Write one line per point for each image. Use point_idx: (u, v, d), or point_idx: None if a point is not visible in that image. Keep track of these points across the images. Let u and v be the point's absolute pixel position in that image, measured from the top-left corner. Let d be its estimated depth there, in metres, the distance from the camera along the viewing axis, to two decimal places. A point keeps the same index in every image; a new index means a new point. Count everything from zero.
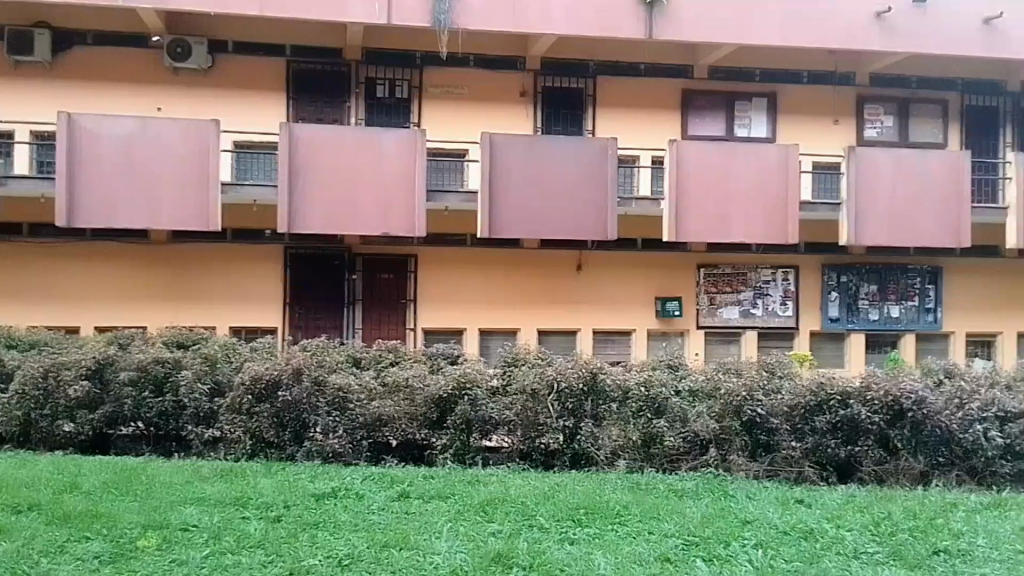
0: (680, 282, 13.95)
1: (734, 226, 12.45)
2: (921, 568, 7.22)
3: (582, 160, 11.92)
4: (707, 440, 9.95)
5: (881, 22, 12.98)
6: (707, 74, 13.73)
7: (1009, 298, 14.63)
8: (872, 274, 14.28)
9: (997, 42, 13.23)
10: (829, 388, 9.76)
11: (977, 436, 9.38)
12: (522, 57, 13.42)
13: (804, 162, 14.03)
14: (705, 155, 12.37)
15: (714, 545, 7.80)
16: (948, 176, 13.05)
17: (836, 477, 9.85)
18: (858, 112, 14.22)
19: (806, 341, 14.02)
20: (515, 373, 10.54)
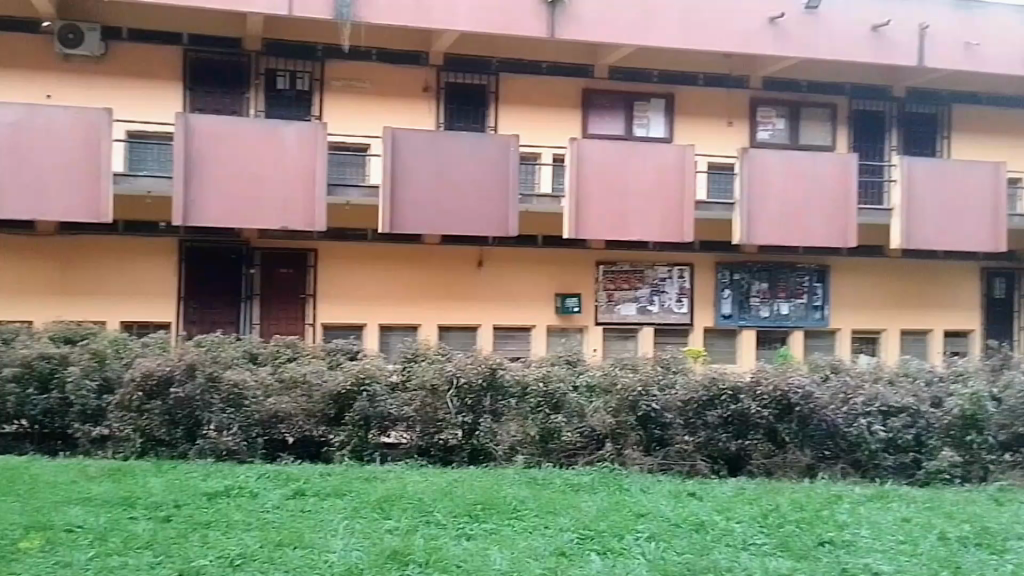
0: (579, 278, 13.98)
1: (634, 224, 12.60)
2: (806, 558, 7.39)
3: (483, 157, 11.97)
4: (603, 435, 10.03)
5: (773, 27, 13.35)
6: (606, 74, 13.85)
7: (894, 297, 15.13)
8: (764, 272, 14.58)
9: (884, 49, 13.73)
10: (721, 382, 9.86)
11: (861, 430, 9.46)
12: (424, 52, 13.34)
13: (700, 162, 14.27)
14: (605, 152, 12.48)
15: (608, 538, 7.88)
16: (842, 179, 13.37)
17: (726, 470, 9.95)
18: (752, 114, 14.53)
19: (700, 338, 14.21)
20: (415, 369, 10.44)
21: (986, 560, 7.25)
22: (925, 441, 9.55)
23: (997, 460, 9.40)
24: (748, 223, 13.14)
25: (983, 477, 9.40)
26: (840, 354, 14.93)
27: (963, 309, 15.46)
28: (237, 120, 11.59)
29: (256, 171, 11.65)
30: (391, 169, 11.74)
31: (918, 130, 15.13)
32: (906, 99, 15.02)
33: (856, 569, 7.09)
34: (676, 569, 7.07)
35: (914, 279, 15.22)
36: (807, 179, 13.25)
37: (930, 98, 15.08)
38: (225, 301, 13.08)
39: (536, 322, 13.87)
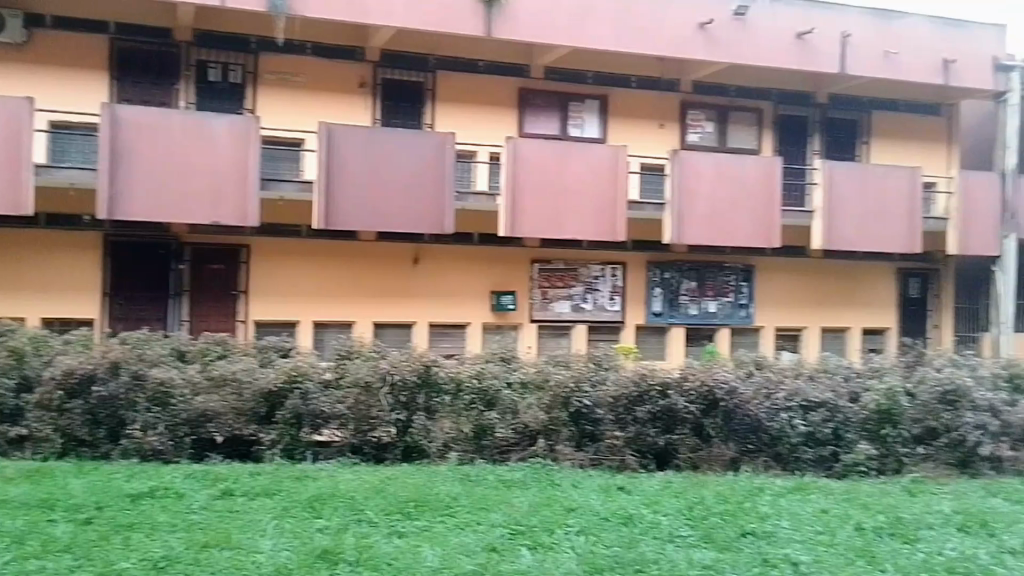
0: (513, 276, 14.12)
1: (568, 222, 12.77)
2: (728, 549, 7.64)
3: (417, 155, 12.02)
4: (536, 431, 10.15)
5: (703, 33, 13.72)
6: (542, 75, 14.00)
7: (815, 295, 15.73)
8: (693, 271, 14.95)
9: (808, 56, 14.24)
10: (650, 378, 10.09)
11: (782, 424, 9.73)
12: (360, 47, 13.28)
13: (633, 163, 14.53)
14: (540, 152, 12.63)
15: (539, 533, 7.99)
16: (769, 182, 13.82)
17: (655, 464, 10.17)
18: (682, 118, 14.88)
19: (632, 335, 14.52)
20: (348, 366, 10.39)
21: (898, 549, 7.59)
22: (843, 435, 9.79)
23: (911, 453, 9.64)
24: (679, 222, 13.45)
25: (898, 470, 9.66)
26: (764, 350, 15.44)
27: (881, 308, 16.17)
28: (167, 111, 11.42)
29: (185, 165, 11.52)
30: (325, 166, 11.70)
31: (839, 135, 15.78)
32: (828, 105, 15.61)
33: (776, 559, 7.35)
34: (603, 563, 7.22)
35: (833, 278, 15.85)
36: (736, 182, 13.64)
37: (851, 105, 15.72)
38: (152, 297, 12.77)
39: (471, 319, 13.94)
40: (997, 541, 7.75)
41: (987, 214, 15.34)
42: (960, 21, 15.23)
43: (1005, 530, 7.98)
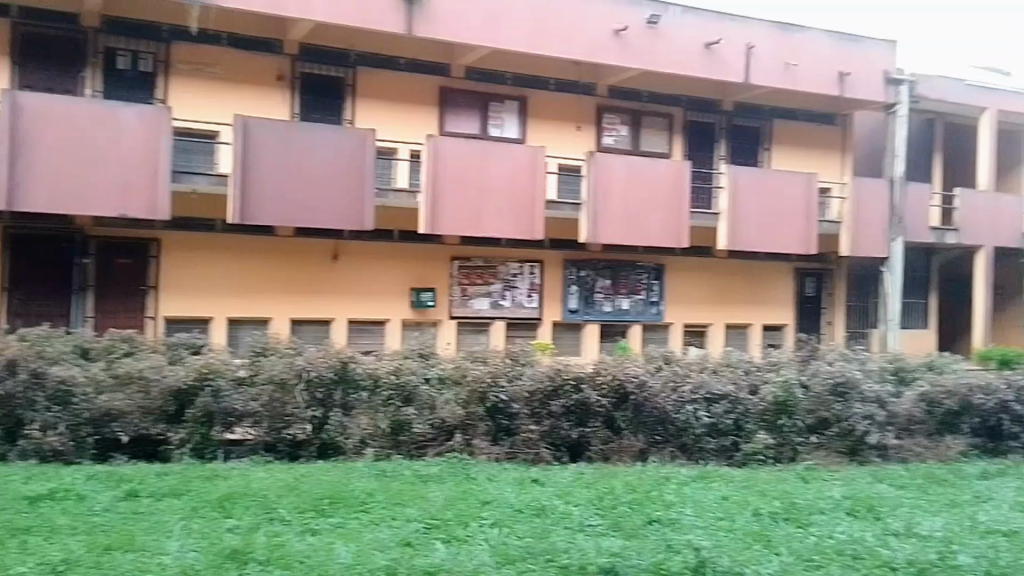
0: (432, 273, 14.19)
1: (487, 220, 12.97)
2: (634, 537, 7.96)
3: (336, 150, 11.96)
4: (452, 426, 10.29)
5: (618, 39, 14.17)
6: (463, 74, 14.15)
7: (720, 293, 16.46)
8: (607, 270, 15.40)
9: (716, 65, 14.89)
10: (564, 373, 10.37)
11: (687, 416, 10.20)
12: (278, 40, 13.10)
13: (550, 164, 14.84)
14: (459, 150, 12.75)
15: (453, 526, 8.11)
16: (680, 185, 14.41)
17: (568, 456, 10.48)
18: (598, 121, 15.29)
19: (548, 331, 14.87)
20: (262, 364, 10.26)
21: (793, 533, 8.07)
22: (744, 425, 10.31)
23: (806, 442, 10.24)
24: (595, 221, 13.82)
25: (794, 458, 10.24)
26: (672, 346, 16.05)
27: (783, 306, 17.08)
28: (74, 100, 11.11)
29: (94, 156, 11.21)
30: (242, 158, 11.53)
31: (744, 142, 16.59)
32: (734, 113, 16.38)
33: (680, 545, 7.67)
34: (515, 554, 7.41)
35: (736, 277, 16.61)
36: (650, 185, 14.16)
37: (755, 113, 16.52)
38: (54, 293, 12.26)
39: (389, 315, 13.96)
40: (881, 523, 8.34)
41: (876, 219, 16.53)
42: (856, 36, 16.19)
43: (889, 513, 8.59)
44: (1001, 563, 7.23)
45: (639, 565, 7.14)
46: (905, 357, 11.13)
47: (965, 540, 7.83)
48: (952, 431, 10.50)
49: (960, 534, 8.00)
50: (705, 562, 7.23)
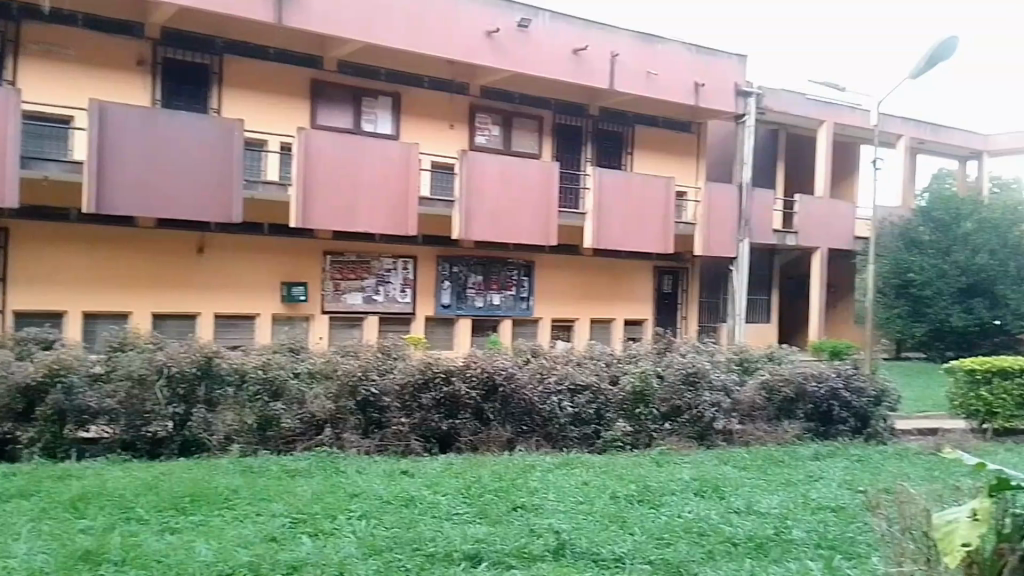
0: (303, 268, 14.17)
1: (358, 214, 13.14)
2: (498, 522, 8.26)
3: (200, 140, 12.05)
4: (322, 420, 10.42)
5: (491, 41, 14.67)
6: (334, 68, 14.17)
7: (587, 290, 17.39)
8: (479, 266, 15.88)
9: (583, 70, 15.68)
10: (435, 366, 10.66)
11: (552, 406, 10.71)
12: (140, 24, 12.63)
13: (423, 161, 15.09)
14: (330, 144, 12.80)
15: (320, 520, 8.09)
16: (549, 186, 15.24)
17: (438, 447, 10.77)
18: (470, 120, 15.70)
19: (421, 326, 15.16)
20: (120, 359, 10.07)
21: (646, 514, 8.63)
22: (604, 414, 10.93)
23: (660, 428, 10.97)
24: (467, 219, 14.32)
25: (649, 443, 10.93)
26: (540, 340, 16.82)
27: (644, 303, 18.33)
28: None
29: None
30: (98, 147, 11.38)
31: (609, 146, 17.45)
32: (600, 117, 17.21)
33: (541, 530, 8.02)
34: (382, 544, 7.46)
35: (601, 275, 17.60)
36: (522, 184, 14.79)
37: (619, 118, 17.42)
38: None
39: (259, 310, 13.87)
40: (725, 502, 9.06)
41: (726, 222, 17.99)
42: (710, 50, 17.51)
43: (732, 493, 9.35)
44: (828, 535, 8.01)
45: (503, 550, 7.42)
46: (748, 349, 12.11)
47: (798, 516, 8.63)
48: (789, 417, 11.41)
49: (794, 510, 8.81)
50: (565, 545, 7.60)
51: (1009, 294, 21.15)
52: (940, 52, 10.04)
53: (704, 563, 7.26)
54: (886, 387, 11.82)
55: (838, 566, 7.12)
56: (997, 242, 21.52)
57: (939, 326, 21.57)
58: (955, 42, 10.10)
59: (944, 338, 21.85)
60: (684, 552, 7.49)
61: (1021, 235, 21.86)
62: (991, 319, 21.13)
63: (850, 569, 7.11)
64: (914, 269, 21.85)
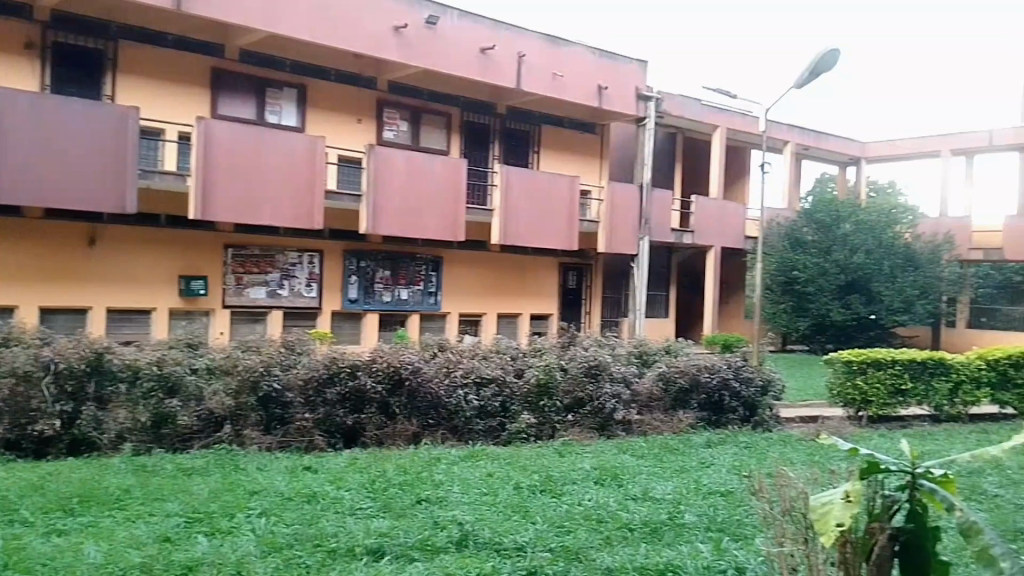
0: (205, 261, 13.94)
1: (261, 206, 13.35)
2: (402, 516, 8.33)
3: (92, 125, 11.86)
4: (221, 417, 10.37)
5: (398, 36, 14.77)
6: (236, 57, 13.96)
7: (494, 285, 17.89)
8: (387, 261, 16.09)
9: (490, 69, 16.12)
10: (340, 360, 10.76)
11: (458, 399, 10.92)
12: (27, 5, 12.08)
13: (330, 155, 15.11)
14: (231, 134, 12.89)
15: (218, 519, 7.93)
16: (457, 180, 15.72)
17: (343, 443, 10.83)
18: (378, 115, 15.82)
19: (327, 320, 15.22)
20: (2, 355, 9.69)
21: (547, 503, 8.87)
22: (509, 407, 11.19)
23: (563, 419, 11.33)
24: (374, 212, 14.57)
25: (552, 434, 11.26)
26: (448, 334, 17.15)
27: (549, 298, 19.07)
28: None
29: None
30: None
31: (515, 144, 17.99)
32: (506, 116, 17.74)
33: (445, 521, 8.11)
34: (283, 541, 7.37)
35: (509, 271, 18.17)
36: (429, 178, 15.22)
37: (525, 117, 17.97)
38: None
39: (157, 304, 13.52)
40: (623, 489, 9.43)
41: (626, 221, 18.91)
42: (613, 55, 18.35)
43: (630, 480, 9.74)
44: (717, 519, 8.45)
45: (406, 543, 7.46)
46: (647, 342, 12.61)
47: (690, 501, 9.08)
48: (684, 407, 11.97)
49: (686, 495, 9.27)
50: (468, 536, 7.70)
51: (882, 291, 22.81)
52: (822, 63, 10.63)
53: (602, 549, 7.50)
54: (772, 378, 12.52)
55: (725, 547, 7.55)
56: (873, 242, 23.11)
57: (821, 320, 23.09)
58: (836, 55, 10.71)
59: (825, 331, 23.38)
60: (583, 538, 7.73)
61: (894, 235, 23.50)
62: (867, 314, 22.76)
63: (736, 549, 7.55)
64: (799, 267, 23.15)
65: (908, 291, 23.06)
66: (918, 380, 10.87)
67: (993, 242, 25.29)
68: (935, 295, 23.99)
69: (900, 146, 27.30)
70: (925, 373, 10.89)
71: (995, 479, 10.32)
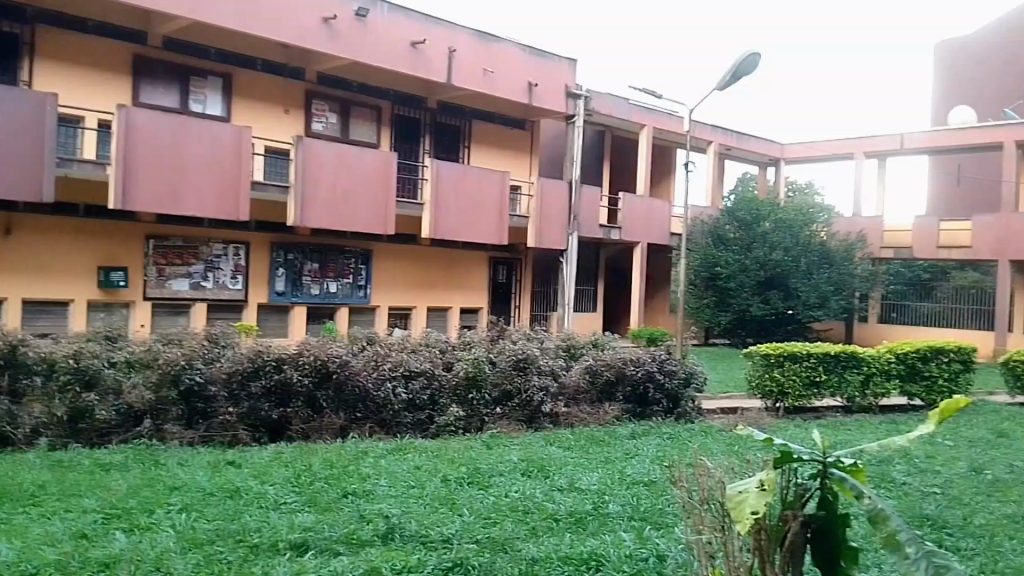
0: (125, 252, 13.93)
1: (184, 198, 13.24)
2: (328, 508, 8.22)
3: (9, 111, 11.56)
4: (141, 411, 10.21)
5: (327, 27, 14.95)
6: (160, 44, 13.91)
7: (423, 278, 18.41)
8: (315, 254, 16.38)
9: (420, 62, 16.44)
10: (265, 354, 10.66)
11: (386, 392, 10.94)
12: None
13: (256, 145, 15.30)
14: (153, 123, 12.77)
15: (136, 515, 7.72)
16: (387, 173, 15.96)
17: (268, 436, 10.77)
18: (306, 106, 16.05)
19: (253, 313, 15.38)
20: None
21: (474, 494, 8.91)
22: (438, 400, 11.25)
23: (491, 412, 11.46)
24: (302, 205, 14.73)
25: (481, 427, 11.40)
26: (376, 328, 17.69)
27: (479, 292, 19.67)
28: None
29: None
30: None
31: (445, 139, 18.51)
32: (436, 110, 18.21)
33: (372, 515, 8.02)
34: (203, 537, 7.18)
35: (438, 264, 18.72)
36: (357, 172, 15.46)
37: (455, 112, 18.55)
38: None
39: (74, 295, 13.49)
40: (550, 481, 9.54)
41: (555, 216, 19.56)
42: (542, 52, 18.93)
43: (556, 472, 9.86)
44: (641, 508, 8.59)
45: (331, 537, 7.30)
46: (576, 336, 12.93)
47: (614, 491, 9.23)
48: (610, 399, 12.27)
49: (611, 485, 9.43)
50: (394, 529, 7.60)
51: (800, 287, 23.67)
52: (742, 69, 10.99)
53: (527, 539, 7.53)
54: (695, 371, 12.84)
55: (647, 536, 7.67)
56: (790, 240, 23.90)
57: (742, 315, 23.83)
58: (755, 60, 11.08)
59: (744, 326, 24.32)
60: (509, 530, 7.75)
61: (810, 233, 24.33)
62: (784, 308, 23.63)
63: (658, 538, 7.66)
64: (721, 263, 23.79)
65: (823, 288, 23.89)
66: (832, 373, 11.31)
67: (903, 241, 26.42)
68: (846, 291, 24.51)
69: (815, 148, 28.22)
70: (838, 366, 11.35)
71: (904, 467, 10.73)
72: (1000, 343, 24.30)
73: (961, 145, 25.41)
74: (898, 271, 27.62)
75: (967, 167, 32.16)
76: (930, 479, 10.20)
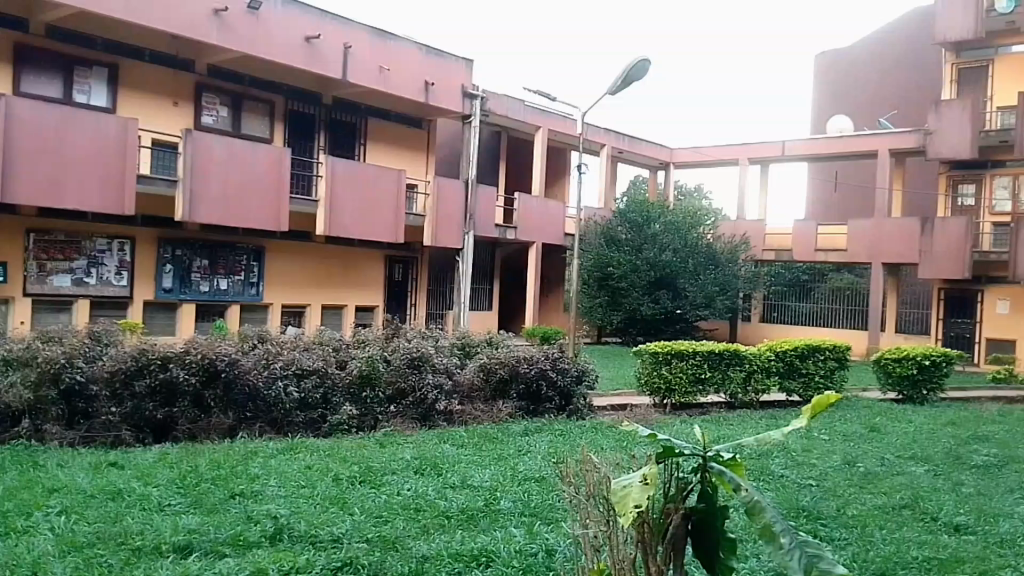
0: (4, 247, 13.57)
1: (65, 191, 13.20)
2: (214, 510, 7.77)
3: None
4: (18, 411, 9.79)
5: (219, 19, 14.97)
6: (41, 33, 13.63)
7: (315, 275, 18.85)
8: (204, 250, 16.45)
9: (314, 58, 16.68)
10: (150, 353, 10.35)
11: (276, 391, 10.85)
12: None
13: (142, 138, 15.17)
14: (34, 114, 12.75)
15: (13, 518, 7.23)
16: (280, 170, 16.27)
17: (153, 437, 10.50)
18: (196, 100, 15.98)
19: (137, 310, 15.33)
20: None
21: (365, 494, 8.55)
22: (331, 399, 11.34)
23: (385, 410, 11.65)
24: (191, 199, 14.81)
25: (374, 425, 11.55)
26: (269, 325, 17.97)
27: (373, 291, 20.34)
28: None
29: None
30: None
31: (340, 135, 18.82)
32: (331, 106, 18.53)
33: (259, 516, 7.56)
34: (83, 540, 6.71)
35: (332, 262, 19.27)
36: (249, 167, 15.68)
37: (350, 109, 18.85)
38: None
39: None
40: (442, 478, 9.33)
41: (452, 216, 20.16)
42: (439, 52, 19.48)
43: (449, 469, 9.70)
44: (532, 504, 8.45)
45: (217, 539, 6.85)
46: (471, 335, 13.48)
47: (506, 488, 9.02)
48: (504, 397, 12.77)
49: (502, 482, 9.28)
50: (283, 529, 7.17)
51: (687, 287, 24.42)
52: (633, 73, 11.30)
53: (418, 537, 7.21)
54: (587, 368, 13.58)
55: (537, 531, 7.49)
56: (678, 241, 24.69)
57: (632, 314, 24.59)
58: (646, 66, 11.39)
59: (634, 325, 25.08)
60: (400, 528, 7.42)
61: (697, 236, 25.24)
62: (672, 308, 24.36)
63: (547, 533, 7.50)
64: (612, 264, 24.46)
65: (709, 289, 24.74)
66: (715, 370, 12.05)
67: (785, 244, 27.52)
68: (731, 291, 25.66)
69: (703, 154, 29.41)
70: (721, 363, 12.13)
71: (782, 461, 11.14)
72: (873, 342, 25.46)
73: (839, 152, 26.59)
74: (779, 272, 28.78)
75: (844, 174, 33.85)
76: (806, 471, 10.56)
